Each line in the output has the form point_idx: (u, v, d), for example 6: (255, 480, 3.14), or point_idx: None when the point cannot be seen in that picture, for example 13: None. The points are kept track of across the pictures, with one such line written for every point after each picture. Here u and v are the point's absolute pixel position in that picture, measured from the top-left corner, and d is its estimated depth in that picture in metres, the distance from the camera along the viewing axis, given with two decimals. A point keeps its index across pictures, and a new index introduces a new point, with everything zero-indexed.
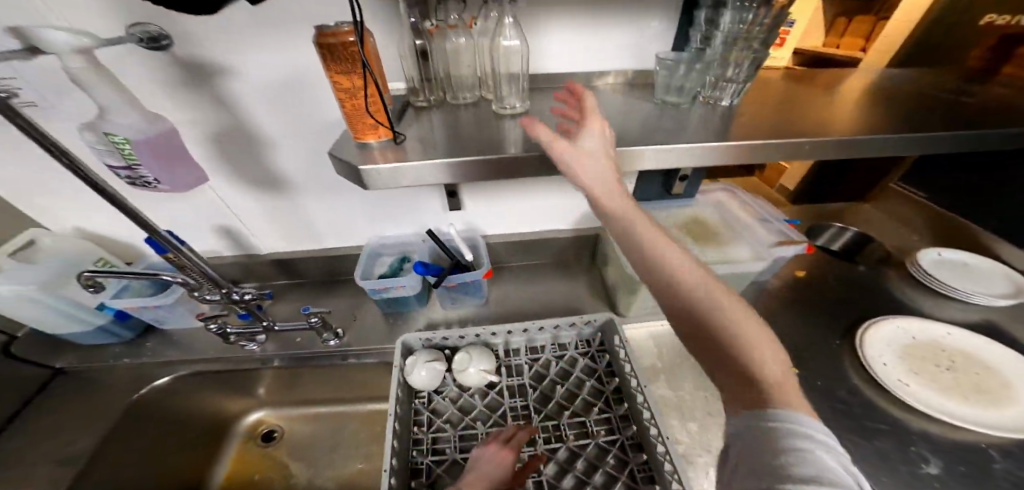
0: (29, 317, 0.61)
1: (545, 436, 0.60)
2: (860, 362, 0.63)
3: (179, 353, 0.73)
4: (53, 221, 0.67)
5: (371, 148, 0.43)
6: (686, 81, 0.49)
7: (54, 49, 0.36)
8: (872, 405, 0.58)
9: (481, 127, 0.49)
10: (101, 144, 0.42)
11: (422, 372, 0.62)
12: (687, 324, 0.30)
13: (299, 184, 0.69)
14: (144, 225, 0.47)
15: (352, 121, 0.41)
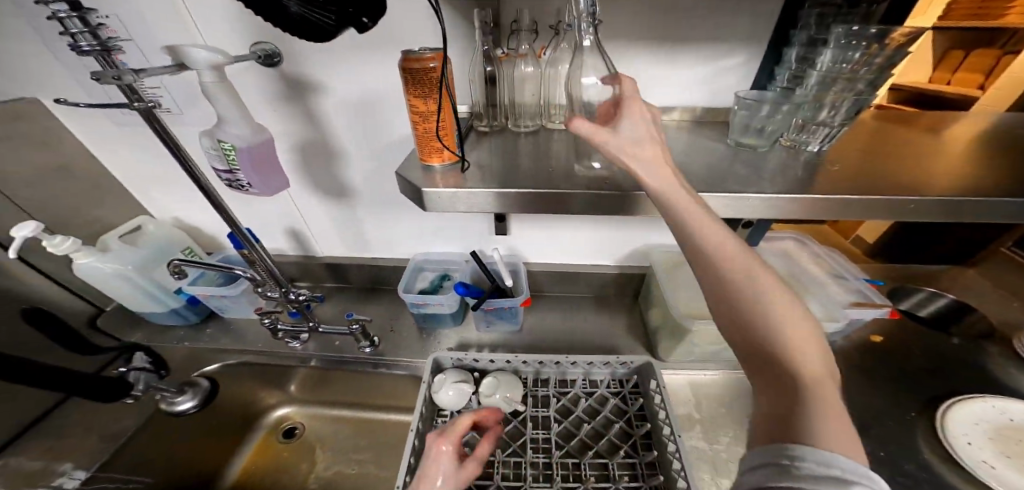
0: (118, 294, 0.68)
1: (563, 474, 0.55)
2: (934, 437, 0.54)
3: (230, 342, 0.78)
4: (156, 210, 0.76)
5: (434, 171, 0.44)
6: (767, 123, 0.47)
7: (196, 65, 0.40)
8: (943, 484, 0.49)
9: (538, 158, 0.49)
10: (213, 149, 0.46)
11: (449, 392, 0.61)
12: (755, 350, 0.26)
13: (362, 194, 0.73)
14: (230, 220, 0.51)
15: (422, 143, 0.43)
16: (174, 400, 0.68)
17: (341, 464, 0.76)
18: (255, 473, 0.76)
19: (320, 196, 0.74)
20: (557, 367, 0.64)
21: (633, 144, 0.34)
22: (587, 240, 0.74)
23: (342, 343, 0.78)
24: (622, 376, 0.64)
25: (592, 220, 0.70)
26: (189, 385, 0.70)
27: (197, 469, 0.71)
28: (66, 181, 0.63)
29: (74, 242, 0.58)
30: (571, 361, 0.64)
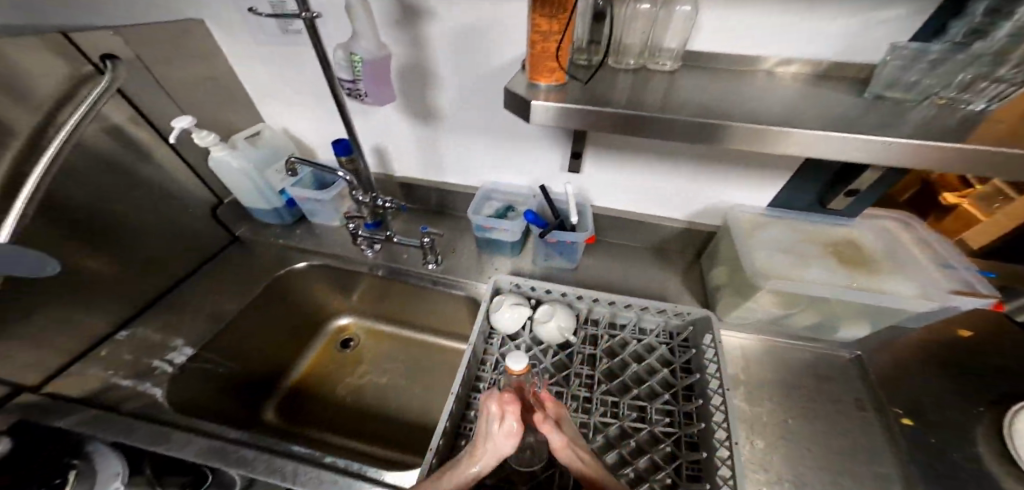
0: (233, 185, 0.77)
1: (599, 408, 0.56)
2: (998, 435, 0.52)
3: (316, 243, 0.88)
4: (270, 118, 0.86)
5: (539, 90, 0.45)
6: (927, 76, 0.43)
7: None
8: (992, 477, 0.48)
9: (640, 93, 0.49)
10: (345, 60, 0.54)
11: (507, 314, 0.62)
12: None
13: (449, 122, 0.76)
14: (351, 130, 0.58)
15: (536, 65, 0.44)
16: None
17: (389, 371, 0.88)
18: (315, 369, 0.88)
19: (412, 119, 0.79)
20: (611, 307, 0.64)
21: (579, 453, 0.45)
22: (665, 186, 0.71)
23: (408, 255, 0.86)
24: (677, 328, 0.63)
25: (682, 168, 0.67)
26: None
27: (275, 352, 0.83)
28: (212, 90, 0.76)
29: (214, 138, 0.69)
30: (629, 301, 0.64)
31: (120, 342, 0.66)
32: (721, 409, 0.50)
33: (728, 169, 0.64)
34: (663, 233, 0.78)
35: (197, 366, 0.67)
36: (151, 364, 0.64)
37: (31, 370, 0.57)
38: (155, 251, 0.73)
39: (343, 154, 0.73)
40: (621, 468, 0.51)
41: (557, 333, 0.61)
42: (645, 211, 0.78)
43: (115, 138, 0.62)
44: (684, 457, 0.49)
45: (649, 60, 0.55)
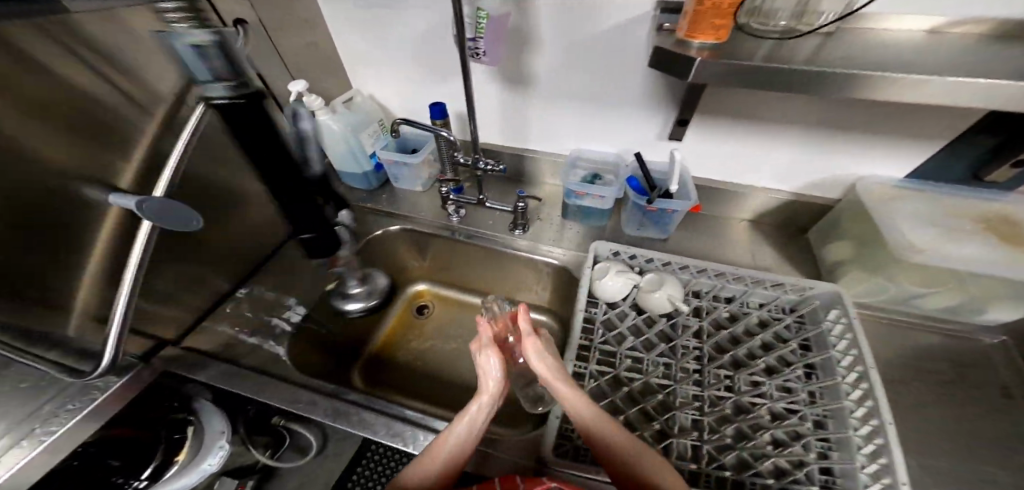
0: (332, 149, 0.80)
1: (712, 381, 0.57)
2: None
3: (400, 210, 0.89)
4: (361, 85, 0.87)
5: (689, 49, 0.42)
6: None
7: None
8: None
9: (793, 51, 0.45)
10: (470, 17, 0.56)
11: (613, 283, 0.63)
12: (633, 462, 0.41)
13: (542, 86, 0.73)
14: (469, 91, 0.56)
15: (698, 23, 0.40)
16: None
17: (463, 337, 0.92)
18: (396, 331, 0.93)
19: (504, 84, 0.76)
20: (717, 278, 0.64)
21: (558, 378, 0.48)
22: (785, 155, 0.67)
23: (496, 220, 0.85)
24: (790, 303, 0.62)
25: (806, 135, 0.63)
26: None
27: (366, 313, 0.88)
28: (312, 56, 0.78)
29: (320, 102, 0.72)
30: (740, 274, 0.64)
31: (240, 299, 0.71)
32: (865, 390, 0.50)
33: (857, 136, 0.60)
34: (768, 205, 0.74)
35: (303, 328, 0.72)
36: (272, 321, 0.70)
37: (177, 319, 0.63)
38: (262, 213, 0.77)
39: (439, 118, 0.72)
40: (742, 440, 0.52)
41: (666, 303, 0.61)
42: (752, 182, 0.74)
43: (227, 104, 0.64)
44: (814, 435, 0.49)
45: (800, 21, 0.49)
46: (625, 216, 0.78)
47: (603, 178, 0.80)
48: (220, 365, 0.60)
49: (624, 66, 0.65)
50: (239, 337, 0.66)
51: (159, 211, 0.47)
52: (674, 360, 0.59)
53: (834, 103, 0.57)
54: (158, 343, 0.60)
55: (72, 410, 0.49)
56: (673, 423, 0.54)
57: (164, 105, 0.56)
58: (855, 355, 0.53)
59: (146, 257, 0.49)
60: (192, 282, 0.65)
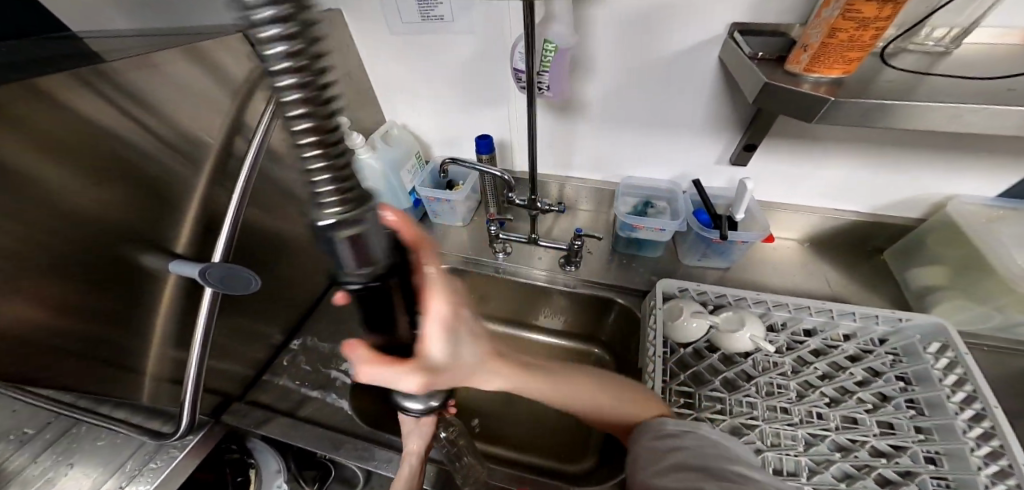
0: (371, 186, 0.76)
1: (806, 419, 0.56)
2: None
3: (444, 244, 0.86)
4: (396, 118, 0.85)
5: (802, 81, 0.43)
6: None
7: None
8: None
9: (887, 82, 0.44)
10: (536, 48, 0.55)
11: (692, 324, 0.62)
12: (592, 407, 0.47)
13: (592, 113, 0.70)
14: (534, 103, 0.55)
15: (826, 56, 0.40)
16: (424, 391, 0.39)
17: None
18: None
19: (553, 113, 0.73)
20: (799, 311, 0.65)
21: (453, 358, 0.33)
22: (858, 180, 0.69)
23: (545, 258, 0.82)
24: (880, 335, 0.64)
25: (876, 156, 0.65)
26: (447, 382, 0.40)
27: None
28: (350, 88, 0.75)
29: (362, 139, 0.68)
30: (828, 307, 0.65)
31: (295, 351, 0.69)
32: (987, 428, 0.50)
33: (930, 161, 0.63)
34: (838, 223, 0.76)
35: (366, 377, 0.68)
36: (331, 374, 0.66)
37: (237, 376, 0.62)
38: (307, 256, 0.74)
39: (485, 152, 0.69)
40: (849, 480, 0.51)
41: (749, 343, 0.61)
42: (821, 205, 0.76)
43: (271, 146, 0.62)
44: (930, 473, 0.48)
45: (912, 41, 0.50)
46: (685, 245, 0.76)
47: (654, 205, 0.77)
48: (283, 422, 0.58)
49: (687, 94, 0.63)
50: (302, 391, 0.64)
51: (220, 278, 0.46)
52: (760, 399, 0.58)
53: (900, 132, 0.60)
54: (224, 399, 0.60)
55: (156, 467, 0.51)
56: (766, 464, 0.52)
57: (212, 159, 0.54)
58: (969, 391, 0.54)
59: (212, 319, 0.49)
60: (249, 335, 0.63)
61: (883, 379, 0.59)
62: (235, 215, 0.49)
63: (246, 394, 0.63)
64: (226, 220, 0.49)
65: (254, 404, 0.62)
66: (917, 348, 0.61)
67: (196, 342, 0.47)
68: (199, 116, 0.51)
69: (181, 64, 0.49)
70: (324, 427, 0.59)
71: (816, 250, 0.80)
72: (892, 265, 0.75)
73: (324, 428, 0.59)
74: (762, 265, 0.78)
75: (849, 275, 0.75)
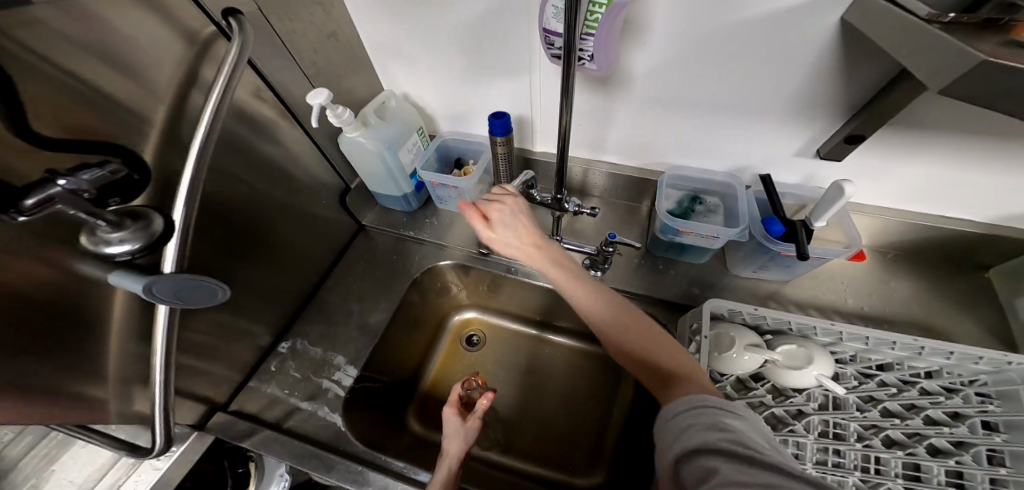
0: (367, 168, 0.66)
1: (858, 463, 0.49)
2: None
3: (451, 234, 0.76)
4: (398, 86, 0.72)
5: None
6: None
7: None
8: None
9: None
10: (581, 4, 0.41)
11: (743, 358, 0.51)
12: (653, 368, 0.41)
13: (637, 89, 0.56)
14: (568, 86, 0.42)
15: None
16: (104, 234, 0.32)
17: (520, 378, 0.79)
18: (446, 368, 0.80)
19: (586, 86, 0.58)
20: (877, 345, 0.53)
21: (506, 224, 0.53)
22: (978, 183, 0.53)
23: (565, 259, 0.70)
24: (975, 374, 0.51)
25: (1016, 155, 0.48)
26: (135, 218, 0.34)
27: (418, 351, 0.77)
28: (334, 49, 0.62)
29: (350, 114, 0.57)
30: (920, 344, 0.51)
31: (284, 355, 0.63)
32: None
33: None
34: (932, 233, 0.61)
35: (362, 386, 0.62)
36: (321, 383, 0.60)
37: (222, 384, 0.56)
38: (296, 249, 0.65)
39: (499, 135, 0.55)
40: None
41: (813, 382, 0.51)
42: (913, 209, 0.61)
43: (235, 120, 0.50)
44: None
45: None
46: (739, 253, 0.63)
47: (704, 202, 0.63)
48: (271, 438, 0.53)
49: (772, 64, 0.47)
50: (292, 402, 0.58)
51: (173, 291, 0.38)
52: (810, 443, 0.49)
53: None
54: (208, 408, 0.56)
55: (138, 480, 0.52)
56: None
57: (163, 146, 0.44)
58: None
59: (174, 331, 0.42)
60: (235, 341, 0.57)
61: (965, 425, 0.49)
62: (183, 215, 0.39)
63: (233, 402, 0.59)
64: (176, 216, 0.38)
65: (241, 412, 0.57)
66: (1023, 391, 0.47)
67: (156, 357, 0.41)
68: (145, 92, 0.40)
69: (120, 26, 0.37)
70: (315, 444, 0.54)
71: (896, 261, 0.66)
72: (994, 287, 0.61)
73: (317, 445, 0.54)
74: (828, 278, 0.64)
75: (938, 296, 0.61)
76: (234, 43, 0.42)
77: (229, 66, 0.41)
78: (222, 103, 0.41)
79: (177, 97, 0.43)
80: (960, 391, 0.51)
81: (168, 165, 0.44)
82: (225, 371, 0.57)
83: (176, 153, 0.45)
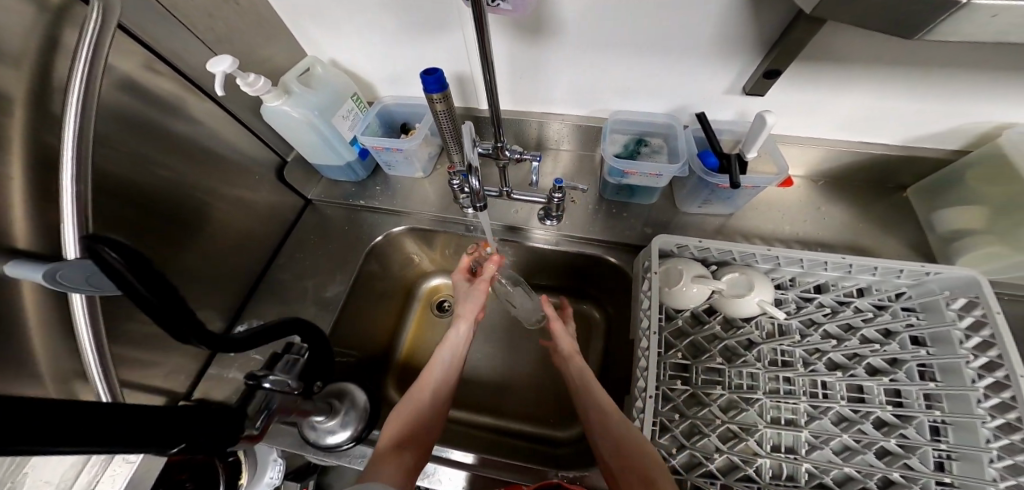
0: (302, 139, 0.63)
1: (806, 388, 0.52)
2: None
3: (404, 200, 0.74)
4: (323, 49, 0.67)
5: None
6: None
7: None
8: None
9: None
10: None
11: (692, 289, 0.54)
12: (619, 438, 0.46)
13: (565, 36, 0.56)
14: (480, 20, 0.40)
15: None
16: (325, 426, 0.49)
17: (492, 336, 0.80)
18: (416, 336, 0.79)
19: (513, 36, 0.57)
20: (813, 267, 0.56)
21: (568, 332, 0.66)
22: (891, 108, 0.57)
23: (522, 212, 0.70)
24: (898, 288, 0.55)
25: (917, 78, 0.52)
26: (342, 399, 0.52)
27: (388, 321, 0.76)
28: (235, 13, 0.56)
29: (265, 82, 0.53)
30: (848, 262, 0.54)
31: None
32: (1006, 399, 0.44)
33: (984, 87, 0.50)
34: (857, 158, 0.65)
35: None
36: None
37: (178, 374, 0.54)
38: (232, 229, 0.62)
39: (435, 92, 0.52)
40: (847, 453, 0.48)
41: (756, 308, 0.53)
42: (840, 137, 0.64)
43: (122, 96, 0.45)
44: (934, 447, 0.45)
45: None
46: (684, 191, 0.65)
47: (649, 144, 0.64)
48: None
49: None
50: None
51: (83, 277, 0.34)
52: (761, 373, 0.52)
53: (958, 50, 0.47)
54: (169, 398, 0.53)
55: None
56: (763, 441, 0.49)
57: (39, 128, 0.39)
58: (992, 356, 0.47)
59: (98, 314, 0.37)
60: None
61: (895, 341, 0.53)
62: (73, 203, 0.36)
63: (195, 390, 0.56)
64: (67, 170, 0.36)
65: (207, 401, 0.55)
66: (941, 303, 0.52)
67: (90, 361, 0.37)
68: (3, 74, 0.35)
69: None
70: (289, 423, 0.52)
71: (829, 188, 0.70)
72: (913, 205, 0.66)
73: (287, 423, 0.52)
74: (768, 208, 0.68)
75: (865, 218, 0.66)
76: (94, 6, 0.38)
77: (96, 37, 0.37)
78: (94, 74, 0.37)
79: (37, 69, 0.38)
80: (888, 307, 0.55)
81: (50, 150, 0.39)
82: (181, 360, 0.54)
83: (54, 135, 0.40)
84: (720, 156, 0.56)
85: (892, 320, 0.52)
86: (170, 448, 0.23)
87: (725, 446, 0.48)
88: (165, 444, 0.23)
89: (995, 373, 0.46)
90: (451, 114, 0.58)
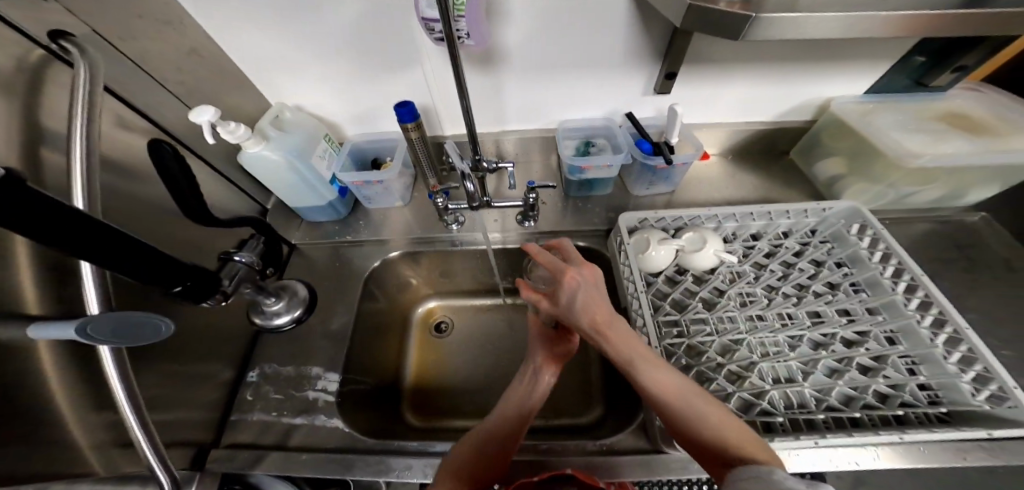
0: (282, 182, 0.66)
1: (776, 321, 0.62)
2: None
3: (388, 228, 0.77)
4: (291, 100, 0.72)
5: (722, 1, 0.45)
6: None
7: None
8: None
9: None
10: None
11: (660, 252, 0.64)
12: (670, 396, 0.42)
13: (514, 64, 0.66)
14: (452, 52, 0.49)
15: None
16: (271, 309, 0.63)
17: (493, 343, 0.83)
18: (420, 360, 0.80)
19: (470, 69, 0.67)
20: (746, 220, 0.70)
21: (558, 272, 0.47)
22: (765, 91, 0.74)
23: (501, 220, 0.78)
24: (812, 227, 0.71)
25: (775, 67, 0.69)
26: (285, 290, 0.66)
27: (391, 348, 0.77)
28: (203, 70, 0.60)
29: (245, 130, 0.56)
30: (769, 210, 0.69)
31: (255, 383, 0.58)
32: (922, 296, 0.58)
33: (815, 68, 0.69)
34: (754, 133, 0.82)
35: (349, 389, 0.61)
36: (306, 396, 0.57)
37: (195, 425, 0.51)
38: None
39: (409, 121, 0.59)
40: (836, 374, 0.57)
41: (713, 257, 0.64)
42: (736, 119, 0.81)
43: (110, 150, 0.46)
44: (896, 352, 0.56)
45: None
46: (632, 177, 0.78)
47: (596, 144, 0.76)
48: (278, 453, 0.50)
49: (593, 23, 0.60)
50: (284, 420, 0.55)
51: (110, 330, 0.34)
52: (738, 313, 0.62)
53: (792, 44, 0.65)
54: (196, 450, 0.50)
55: None
56: (764, 375, 0.57)
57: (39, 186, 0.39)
58: (895, 265, 0.62)
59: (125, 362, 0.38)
60: (190, 383, 0.52)
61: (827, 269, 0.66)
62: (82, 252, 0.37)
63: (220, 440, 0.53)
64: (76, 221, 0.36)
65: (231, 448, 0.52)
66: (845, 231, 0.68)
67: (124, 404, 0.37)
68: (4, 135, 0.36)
69: None
70: (324, 451, 0.52)
71: (740, 161, 0.86)
72: (797, 164, 0.84)
73: (321, 451, 0.51)
74: (700, 182, 0.82)
75: (772, 178, 0.83)
76: (82, 68, 0.40)
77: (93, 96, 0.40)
78: (91, 128, 0.39)
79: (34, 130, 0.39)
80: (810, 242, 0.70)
81: None
82: (195, 412, 0.51)
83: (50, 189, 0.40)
84: (651, 142, 0.69)
85: (818, 252, 0.67)
86: (175, 287, 0.38)
87: (734, 386, 0.55)
88: (169, 283, 0.37)
89: (904, 277, 0.60)
90: (424, 140, 0.65)
